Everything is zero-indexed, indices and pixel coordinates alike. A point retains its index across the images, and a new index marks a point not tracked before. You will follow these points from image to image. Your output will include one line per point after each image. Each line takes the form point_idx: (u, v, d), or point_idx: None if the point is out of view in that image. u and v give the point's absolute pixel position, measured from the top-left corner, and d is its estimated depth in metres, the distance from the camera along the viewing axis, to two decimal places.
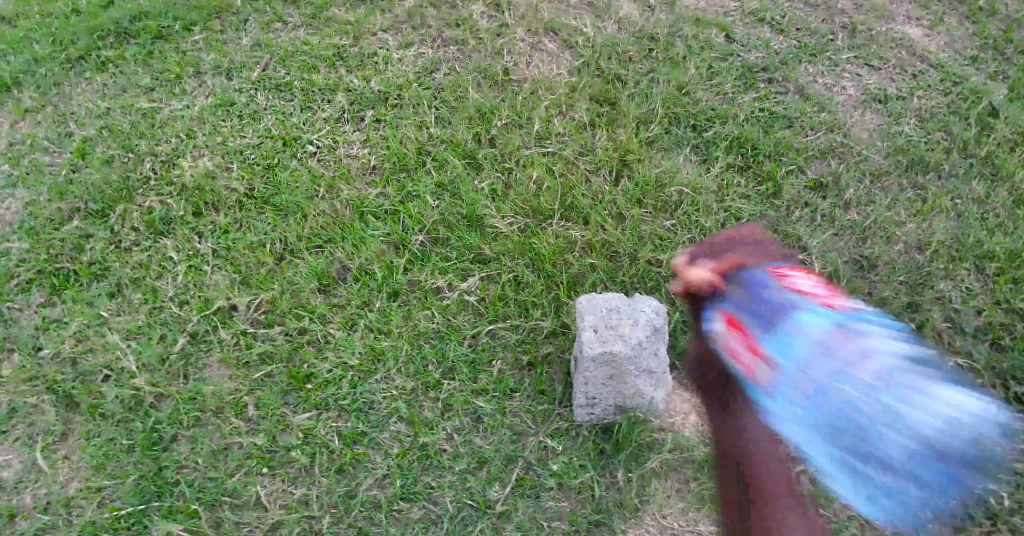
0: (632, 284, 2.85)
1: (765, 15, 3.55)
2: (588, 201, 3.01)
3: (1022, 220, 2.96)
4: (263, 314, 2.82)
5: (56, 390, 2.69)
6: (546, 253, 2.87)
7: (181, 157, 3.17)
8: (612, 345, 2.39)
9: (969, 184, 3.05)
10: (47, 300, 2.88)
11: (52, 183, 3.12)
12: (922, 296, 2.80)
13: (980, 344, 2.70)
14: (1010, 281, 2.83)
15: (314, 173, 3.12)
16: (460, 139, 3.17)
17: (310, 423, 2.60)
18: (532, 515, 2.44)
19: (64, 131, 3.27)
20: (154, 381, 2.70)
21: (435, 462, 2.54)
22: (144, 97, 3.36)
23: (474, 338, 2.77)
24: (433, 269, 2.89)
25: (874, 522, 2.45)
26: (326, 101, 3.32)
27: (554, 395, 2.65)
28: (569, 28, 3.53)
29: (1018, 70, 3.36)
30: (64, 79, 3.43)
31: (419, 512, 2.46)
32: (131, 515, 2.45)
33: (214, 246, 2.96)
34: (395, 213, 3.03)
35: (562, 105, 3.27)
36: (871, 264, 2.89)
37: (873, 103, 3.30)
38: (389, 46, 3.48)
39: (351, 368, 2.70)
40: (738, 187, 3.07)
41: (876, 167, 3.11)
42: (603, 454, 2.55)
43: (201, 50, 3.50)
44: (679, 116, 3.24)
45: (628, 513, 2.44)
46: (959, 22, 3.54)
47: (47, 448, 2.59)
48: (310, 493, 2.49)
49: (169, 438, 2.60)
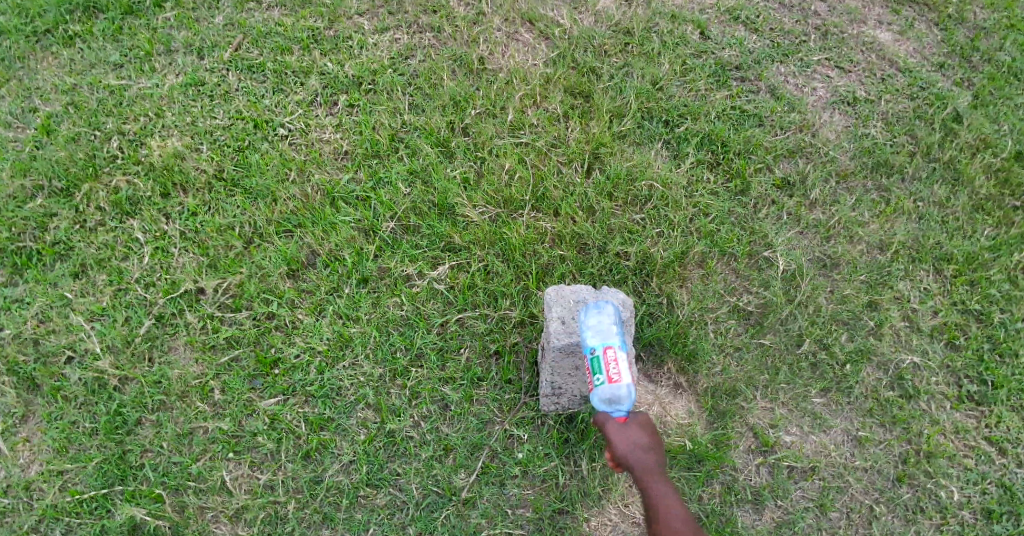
0: (600, 277, 2.89)
1: (741, 14, 3.55)
2: (559, 192, 3.03)
3: (980, 225, 3.06)
4: (230, 298, 2.80)
5: (17, 371, 2.66)
6: (515, 244, 2.88)
7: (149, 136, 3.13)
8: (578, 337, 2.40)
9: (931, 187, 3.14)
10: (9, 279, 2.84)
11: (16, 158, 3.06)
12: (881, 294, 2.89)
13: (935, 344, 2.83)
14: (967, 283, 2.94)
15: (285, 156, 3.09)
16: (433, 127, 3.16)
17: (277, 409, 2.60)
18: (497, 502, 2.51)
19: (28, 106, 3.20)
20: (118, 363, 2.68)
21: (401, 449, 2.57)
22: (112, 74, 3.29)
23: (443, 326, 2.78)
24: (403, 256, 2.88)
25: (829, 514, 2.57)
26: (299, 84, 3.28)
27: (520, 384, 2.68)
28: (546, 18, 3.51)
29: (983, 77, 3.44)
30: (29, 53, 3.34)
31: (385, 498, 2.51)
32: (93, 499, 2.48)
33: (181, 228, 2.93)
34: (366, 199, 3.01)
35: (536, 96, 3.27)
36: (835, 263, 2.97)
37: (841, 104, 3.36)
38: (365, 30, 3.43)
39: (319, 354, 2.70)
40: (707, 183, 3.12)
41: (843, 167, 3.18)
42: (567, 443, 2.59)
43: (172, 27, 3.42)
44: (652, 111, 3.27)
45: (591, 502, 2.52)
46: (929, 29, 3.59)
47: (8, 431, 2.58)
48: (276, 478, 2.52)
49: (133, 422, 2.59)
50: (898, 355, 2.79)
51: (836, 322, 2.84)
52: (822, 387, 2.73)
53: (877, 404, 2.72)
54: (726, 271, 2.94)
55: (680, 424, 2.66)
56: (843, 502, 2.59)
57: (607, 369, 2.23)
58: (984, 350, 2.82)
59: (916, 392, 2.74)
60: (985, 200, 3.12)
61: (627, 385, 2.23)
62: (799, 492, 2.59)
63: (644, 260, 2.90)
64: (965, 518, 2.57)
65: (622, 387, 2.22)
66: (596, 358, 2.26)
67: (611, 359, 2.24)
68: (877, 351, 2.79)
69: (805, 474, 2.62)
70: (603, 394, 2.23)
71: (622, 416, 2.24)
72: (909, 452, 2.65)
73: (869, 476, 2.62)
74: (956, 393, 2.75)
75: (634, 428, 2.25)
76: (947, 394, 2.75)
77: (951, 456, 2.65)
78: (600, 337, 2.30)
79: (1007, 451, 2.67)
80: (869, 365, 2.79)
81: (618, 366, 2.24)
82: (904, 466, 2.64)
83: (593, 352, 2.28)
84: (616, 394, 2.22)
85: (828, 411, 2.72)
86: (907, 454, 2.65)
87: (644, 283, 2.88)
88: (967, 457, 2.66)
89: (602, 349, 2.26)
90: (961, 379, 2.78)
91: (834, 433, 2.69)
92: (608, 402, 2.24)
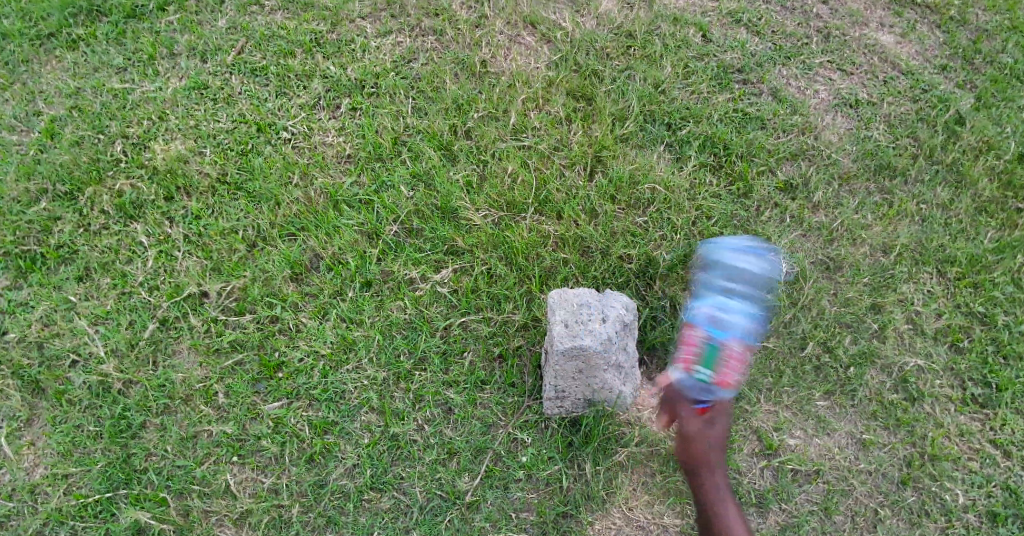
0: (603, 280, 2.89)
1: (743, 16, 3.56)
2: (562, 195, 3.03)
3: (983, 227, 3.06)
4: (234, 301, 2.80)
5: (22, 375, 2.66)
6: (519, 247, 2.88)
7: (152, 140, 3.13)
8: (580, 341, 2.40)
9: (934, 190, 3.14)
10: (13, 283, 2.85)
11: (20, 162, 3.07)
12: (884, 297, 2.89)
13: (939, 346, 2.83)
14: (970, 285, 2.94)
15: (288, 160, 3.09)
16: (436, 130, 3.16)
17: (280, 413, 2.60)
18: (501, 506, 2.51)
19: (32, 110, 3.21)
20: (122, 367, 2.68)
21: (405, 452, 2.57)
22: (116, 77, 3.30)
23: (446, 329, 2.78)
24: (406, 259, 2.89)
25: (834, 517, 2.56)
26: (302, 88, 3.29)
27: (524, 387, 2.68)
28: (548, 21, 3.51)
29: (985, 79, 3.44)
30: (33, 57, 3.35)
31: (389, 502, 2.51)
32: (98, 503, 2.48)
33: (185, 232, 2.94)
34: (369, 203, 3.02)
35: (539, 99, 3.27)
36: (838, 266, 2.97)
37: (843, 106, 3.36)
38: (367, 33, 3.44)
39: (322, 357, 2.70)
40: (710, 186, 3.12)
41: (845, 170, 3.18)
42: (571, 446, 2.59)
43: (175, 31, 3.42)
44: (654, 114, 3.27)
45: (595, 505, 2.51)
46: (931, 31, 3.59)
47: (12, 434, 2.58)
48: (280, 482, 2.52)
49: (137, 425, 2.60)
50: (901, 358, 2.79)
51: (840, 325, 2.84)
52: (826, 390, 2.74)
53: (880, 407, 2.72)
54: None
55: None
56: (847, 505, 2.58)
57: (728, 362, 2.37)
58: (988, 352, 2.82)
59: (920, 394, 2.74)
60: (988, 202, 3.12)
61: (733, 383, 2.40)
62: (803, 496, 2.59)
63: (647, 263, 2.90)
64: (969, 521, 2.57)
65: (728, 391, 2.39)
66: (715, 351, 2.38)
67: (728, 360, 2.37)
68: (881, 353, 2.79)
69: (809, 478, 2.62)
70: (700, 385, 2.39)
71: (702, 409, 2.42)
72: (914, 455, 2.65)
73: (873, 479, 2.62)
74: (960, 395, 2.75)
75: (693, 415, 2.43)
76: (951, 397, 2.75)
77: (955, 459, 2.65)
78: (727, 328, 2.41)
79: (1012, 453, 2.66)
80: (873, 367, 2.79)
81: (733, 369, 2.38)
82: (908, 468, 2.64)
83: (716, 342, 2.39)
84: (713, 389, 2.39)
85: (832, 414, 2.72)
86: (912, 456, 2.64)
87: (647, 286, 2.88)
88: (971, 459, 2.66)
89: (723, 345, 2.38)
90: (964, 382, 2.78)
91: (838, 436, 2.68)
92: (707, 388, 2.39)
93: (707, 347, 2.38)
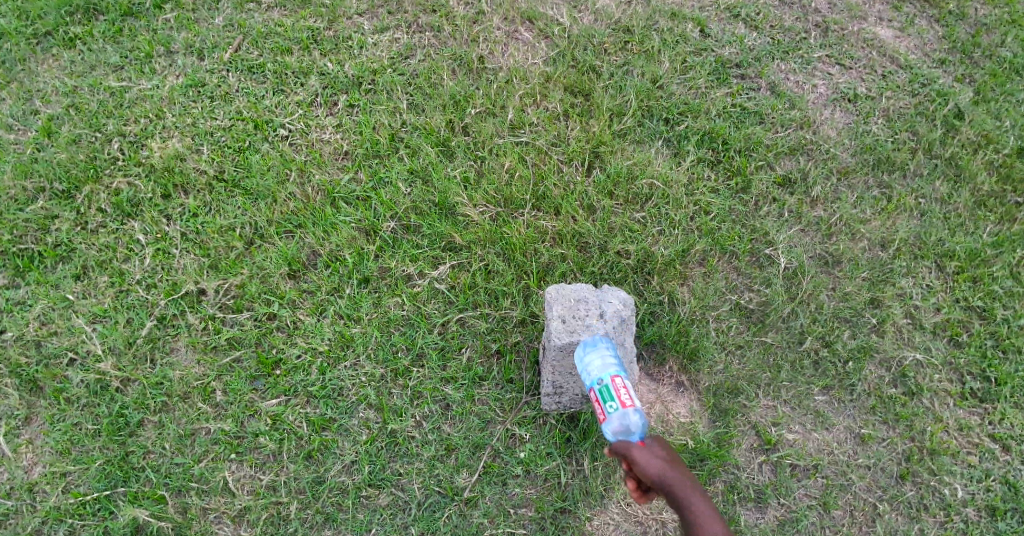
0: (601, 275, 2.88)
1: (741, 11, 3.55)
2: (560, 191, 3.03)
3: (982, 222, 3.06)
4: (232, 299, 2.80)
5: (20, 373, 2.66)
6: (516, 243, 2.88)
7: (149, 138, 3.13)
8: (578, 336, 2.39)
9: (932, 184, 3.13)
10: (10, 281, 2.84)
11: (17, 161, 3.06)
12: (884, 291, 2.88)
13: (938, 340, 2.83)
14: (969, 280, 2.93)
15: (285, 157, 3.09)
16: (433, 126, 3.16)
17: (278, 409, 2.60)
18: (499, 501, 2.51)
19: (29, 109, 3.20)
20: (120, 365, 2.68)
21: (404, 449, 2.57)
22: (112, 76, 3.29)
23: (444, 326, 2.77)
24: (403, 256, 2.88)
25: (832, 512, 2.56)
26: (299, 85, 3.28)
27: (522, 383, 2.68)
28: (545, 17, 3.51)
29: (984, 73, 3.43)
30: (29, 56, 3.35)
31: (387, 498, 2.51)
32: (96, 500, 2.49)
33: (182, 230, 2.93)
34: (366, 199, 3.01)
35: (536, 95, 3.27)
36: (836, 260, 2.96)
37: (842, 101, 3.35)
38: (364, 30, 3.43)
39: (320, 354, 2.70)
40: (707, 181, 3.11)
41: (844, 165, 3.17)
42: (569, 442, 2.59)
43: (172, 28, 3.42)
44: (652, 109, 3.27)
45: (593, 501, 2.51)
46: (930, 25, 3.58)
47: (10, 433, 2.58)
48: (278, 479, 2.52)
49: (135, 423, 2.60)
50: (900, 352, 2.78)
51: (839, 320, 2.84)
52: (824, 384, 2.73)
53: (879, 402, 2.72)
54: (727, 269, 2.94)
55: (681, 423, 2.65)
56: (846, 500, 2.58)
57: (618, 395, 2.18)
58: (987, 346, 2.82)
59: (919, 389, 2.74)
60: (987, 196, 3.11)
61: (638, 412, 2.18)
62: (802, 491, 2.58)
63: (645, 259, 2.90)
64: (969, 515, 2.56)
65: (632, 411, 2.16)
66: (605, 386, 2.21)
67: (620, 386, 2.20)
68: (879, 347, 2.79)
69: (808, 472, 2.62)
70: (616, 421, 2.16)
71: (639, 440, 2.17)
72: (912, 449, 2.64)
73: (871, 474, 2.62)
74: (959, 390, 2.75)
75: (654, 447, 2.13)
76: (950, 391, 2.74)
77: (954, 453, 2.64)
78: (600, 370, 2.26)
79: (1011, 448, 2.66)
80: (871, 362, 2.78)
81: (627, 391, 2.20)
82: (907, 463, 2.63)
83: (599, 383, 2.23)
84: (626, 420, 2.16)
85: (831, 409, 2.72)
86: (910, 451, 2.64)
87: (646, 282, 2.87)
88: (970, 454, 2.65)
89: (609, 378, 2.22)
90: (963, 376, 2.78)
91: (837, 431, 2.68)
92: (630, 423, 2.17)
93: (596, 390, 2.23)
